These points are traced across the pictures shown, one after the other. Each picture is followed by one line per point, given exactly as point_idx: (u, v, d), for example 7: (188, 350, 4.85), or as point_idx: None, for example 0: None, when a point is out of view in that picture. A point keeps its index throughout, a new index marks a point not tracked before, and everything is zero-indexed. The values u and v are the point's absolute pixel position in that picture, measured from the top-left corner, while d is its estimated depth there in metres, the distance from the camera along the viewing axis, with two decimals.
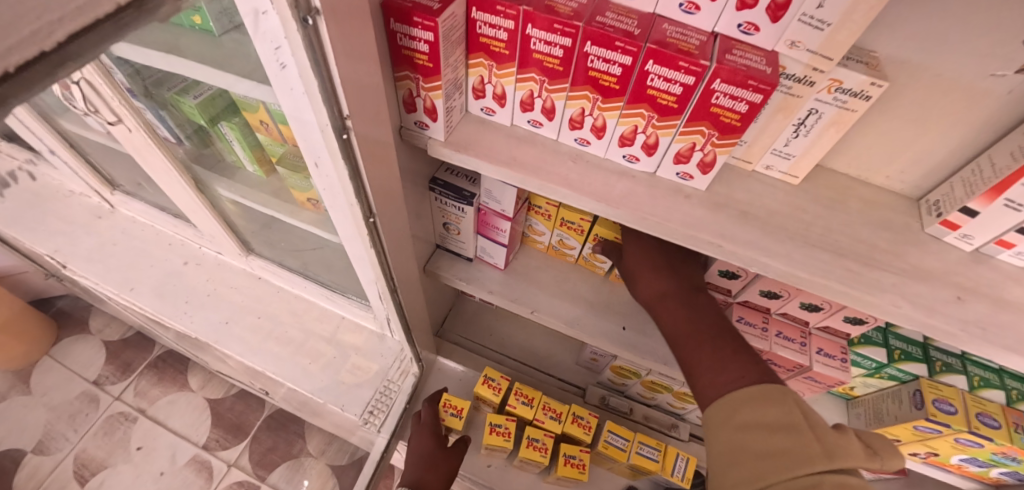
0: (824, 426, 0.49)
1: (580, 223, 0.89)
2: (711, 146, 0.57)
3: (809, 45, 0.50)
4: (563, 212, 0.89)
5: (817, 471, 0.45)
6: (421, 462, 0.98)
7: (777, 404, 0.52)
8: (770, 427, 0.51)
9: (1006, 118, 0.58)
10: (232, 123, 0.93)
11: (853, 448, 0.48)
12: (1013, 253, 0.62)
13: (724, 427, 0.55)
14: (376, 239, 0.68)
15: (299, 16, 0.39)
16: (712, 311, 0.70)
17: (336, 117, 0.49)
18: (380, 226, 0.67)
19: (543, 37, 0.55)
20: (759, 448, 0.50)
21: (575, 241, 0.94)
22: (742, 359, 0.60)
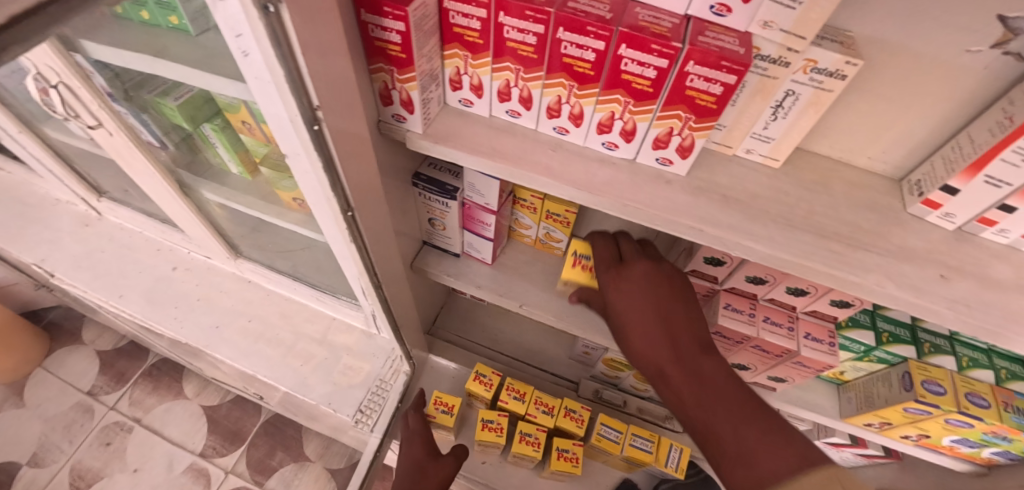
0: None
1: (565, 215, 0.89)
2: (689, 130, 0.57)
3: (782, 24, 0.50)
4: (547, 203, 0.88)
5: None
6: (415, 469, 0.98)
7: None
8: None
9: (983, 94, 0.58)
10: (215, 125, 0.93)
11: None
12: (996, 230, 0.63)
13: None
14: (357, 234, 0.68)
15: (259, 5, 0.38)
16: (724, 376, 0.57)
17: (307, 108, 0.48)
18: (359, 221, 0.66)
19: (516, 25, 0.54)
20: None
21: (562, 234, 0.94)
22: (779, 443, 0.47)
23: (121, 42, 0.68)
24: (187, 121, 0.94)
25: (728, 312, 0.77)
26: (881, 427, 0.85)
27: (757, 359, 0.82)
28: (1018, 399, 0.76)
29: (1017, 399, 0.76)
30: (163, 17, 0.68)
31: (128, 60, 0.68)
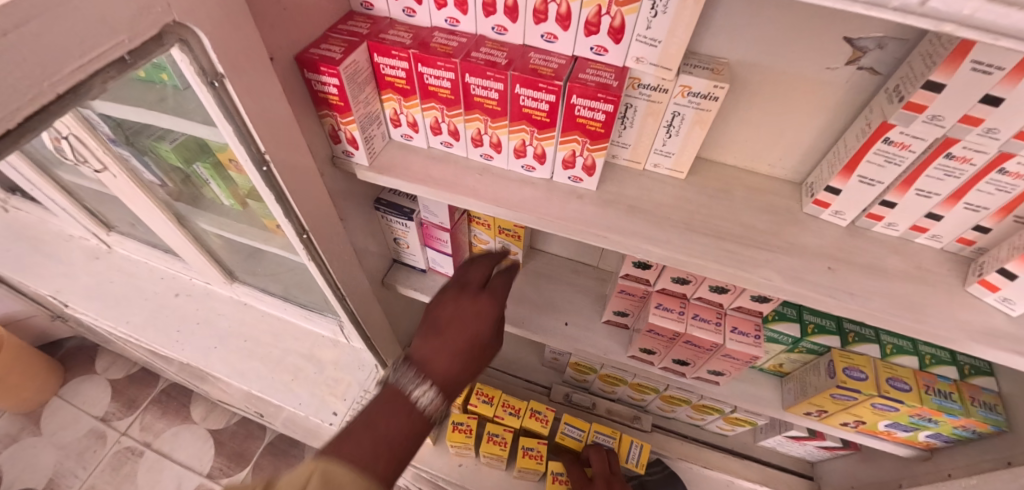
0: None
1: (515, 229, 0.97)
2: (588, 151, 0.66)
3: (650, 59, 0.59)
4: (500, 222, 0.98)
5: None
6: (397, 402, 0.60)
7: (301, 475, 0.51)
8: None
9: (851, 104, 0.66)
10: (207, 165, 1.04)
11: None
12: (885, 225, 0.71)
13: None
14: (314, 253, 0.78)
15: (206, 80, 0.52)
16: None
17: (255, 153, 0.60)
18: (315, 241, 0.77)
19: (433, 73, 0.65)
20: None
21: (516, 247, 1.03)
22: None
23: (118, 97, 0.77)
24: (181, 161, 1.05)
25: (658, 311, 0.84)
26: (819, 415, 0.90)
27: (692, 354, 0.88)
28: (940, 383, 0.81)
29: (938, 382, 0.81)
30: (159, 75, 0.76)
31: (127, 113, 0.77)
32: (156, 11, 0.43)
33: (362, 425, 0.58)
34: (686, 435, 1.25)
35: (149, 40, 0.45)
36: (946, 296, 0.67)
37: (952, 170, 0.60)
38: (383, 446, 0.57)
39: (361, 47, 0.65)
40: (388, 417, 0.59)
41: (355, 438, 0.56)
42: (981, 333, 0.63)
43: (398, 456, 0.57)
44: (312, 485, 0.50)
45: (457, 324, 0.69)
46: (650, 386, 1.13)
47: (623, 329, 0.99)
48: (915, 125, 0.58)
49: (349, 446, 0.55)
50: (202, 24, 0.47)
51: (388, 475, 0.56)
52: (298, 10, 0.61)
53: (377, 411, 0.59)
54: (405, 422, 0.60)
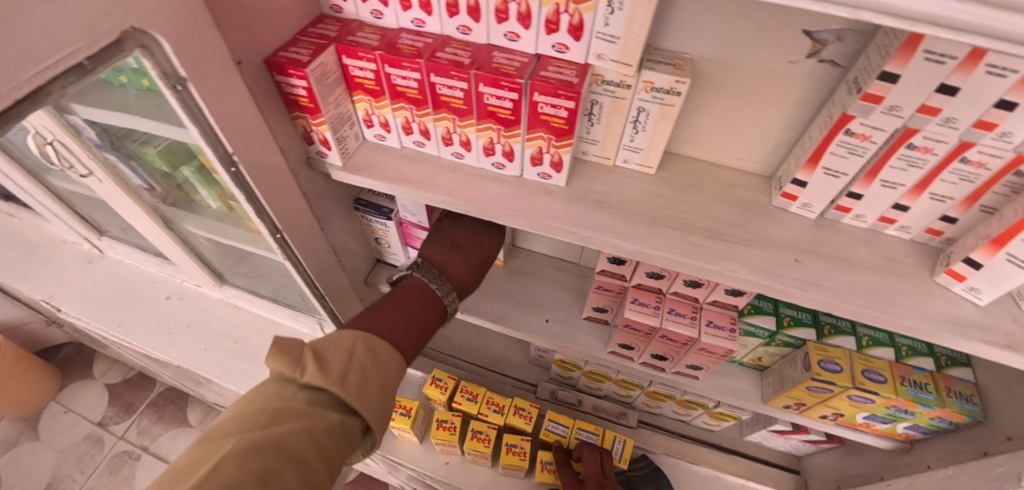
0: (296, 405, 0.59)
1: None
2: (554, 148, 0.67)
3: (611, 56, 0.59)
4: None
5: (274, 425, 0.57)
6: (426, 295, 0.78)
7: (346, 339, 0.66)
8: (310, 402, 0.60)
9: (815, 96, 0.66)
10: (193, 169, 1.03)
11: (290, 424, 0.57)
12: (854, 216, 0.71)
13: (298, 415, 0.59)
14: (288, 251, 0.83)
15: (169, 84, 0.53)
16: None
17: (223, 154, 0.63)
18: (289, 240, 0.81)
19: (400, 74, 0.66)
20: (271, 427, 0.57)
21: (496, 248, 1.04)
22: None
23: (96, 102, 0.76)
24: (168, 165, 1.04)
25: (634, 306, 0.85)
26: (797, 408, 0.91)
27: (669, 348, 0.88)
28: (916, 374, 0.81)
29: (914, 374, 0.81)
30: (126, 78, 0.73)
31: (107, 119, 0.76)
32: (114, 18, 0.44)
33: (396, 308, 0.74)
34: (673, 431, 1.26)
35: (108, 46, 0.46)
36: (914, 286, 0.67)
37: (915, 161, 0.60)
38: (416, 325, 0.74)
39: (329, 49, 0.66)
40: (418, 305, 0.76)
41: (391, 318, 0.72)
42: (948, 322, 0.63)
43: (421, 337, 0.75)
44: (358, 351, 0.64)
45: (473, 248, 0.87)
46: (635, 382, 1.13)
47: (603, 325, 1.00)
48: (875, 117, 0.58)
49: (387, 325, 0.71)
50: (162, 30, 0.48)
51: (411, 353, 0.72)
52: (265, 14, 0.62)
53: (409, 299, 0.76)
54: (429, 312, 0.77)
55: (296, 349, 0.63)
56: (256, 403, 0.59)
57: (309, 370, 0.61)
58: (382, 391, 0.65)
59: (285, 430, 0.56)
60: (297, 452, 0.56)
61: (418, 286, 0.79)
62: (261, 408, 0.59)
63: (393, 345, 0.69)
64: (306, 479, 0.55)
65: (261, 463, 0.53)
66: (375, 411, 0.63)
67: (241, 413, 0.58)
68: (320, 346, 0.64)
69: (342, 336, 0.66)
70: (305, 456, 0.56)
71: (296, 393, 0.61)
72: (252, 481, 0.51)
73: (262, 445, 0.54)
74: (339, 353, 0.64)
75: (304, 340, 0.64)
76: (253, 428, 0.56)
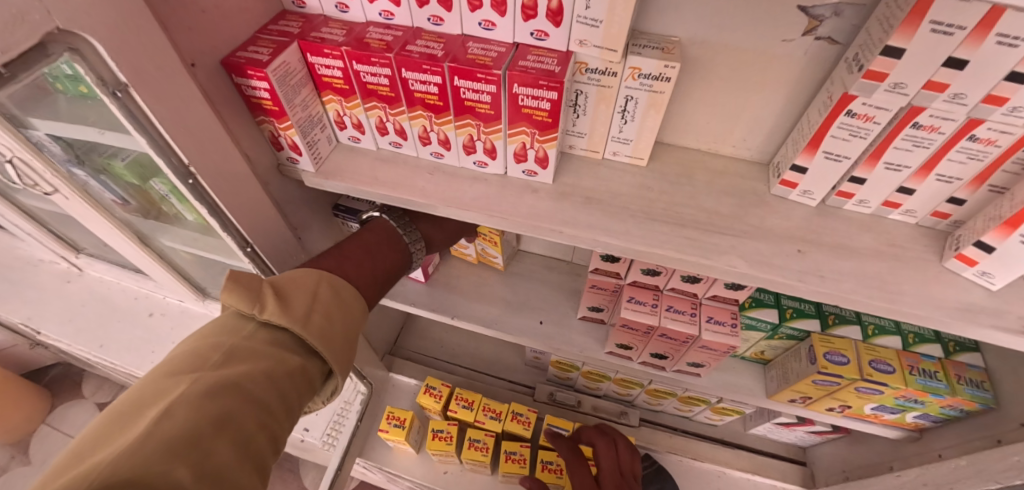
0: (254, 346, 0.52)
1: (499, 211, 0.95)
2: (538, 143, 0.63)
3: (594, 41, 0.55)
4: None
5: (230, 366, 0.49)
6: (393, 241, 0.74)
7: (308, 278, 0.61)
8: (270, 344, 0.54)
9: (811, 78, 0.63)
10: (163, 182, 0.89)
11: (249, 368, 0.50)
12: (856, 202, 0.68)
13: (257, 355, 0.52)
14: (261, 263, 0.79)
15: (108, 91, 0.49)
16: None
17: (178, 165, 0.59)
18: (260, 253, 0.77)
19: (369, 70, 0.61)
20: (226, 367, 0.49)
21: (495, 251, 1.00)
22: None
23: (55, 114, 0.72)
24: (136, 178, 0.91)
25: (631, 305, 0.81)
26: (804, 401, 0.88)
27: (668, 346, 0.85)
28: (924, 362, 0.78)
29: (922, 362, 0.77)
30: (76, 87, 0.66)
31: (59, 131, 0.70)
32: (32, 19, 0.39)
33: (363, 252, 0.70)
34: (675, 428, 1.24)
35: (29, 52, 0.42)
36: (922, 273, 0.64)
37: (920, 140, 0.57)
38: (381, 272, 0.70)
39: (291, 46, 0.61)
40: (386, 250, 0.72)
41: (357, 260, 0.68)
42: (957, 310, 0.60)
43: (386, 285, 0.71)
44: (323, 291, 0.60)
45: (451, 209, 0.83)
46: (635, 381, 1.10)
47: (599, 324, 0.96)
48: (878, 96, 0.54)
49: (352, 268, 0.66)
50: (92, 31, 0.44)
51: (373, 301, 0.68)
52: (219, 11, 0.57)
53: (376, 243, 0.72)
54: (396, 260, 0.73)
55: (254, 285, 0.57)
56: (207, 341, 0.51)
57: (269, 307, 0.55)
58: (348, 336, 0.60)
59: (243, 370, 0.49)
60: (259, 396, 0.49)
61: (388, 231, 0.75)
62: (214, 347, 0.51)
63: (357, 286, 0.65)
64: (267, 425, 0.49)
65: (220, 405, 0.46)
66: (341, 354, 0.58)
67: (188, 352, 0.50)
68: (279, 283, 0.58)
69: (304, 274, 0.61)
70: (266, 399, 0.49)
71: (255, 332, 0.54)
72: (209, 426, 0.44)
73: (220, 385, 0.47)
74: (302, 292, 0.58)
75: (260, 277, 0.58)
76: (203, 367, 0.48)
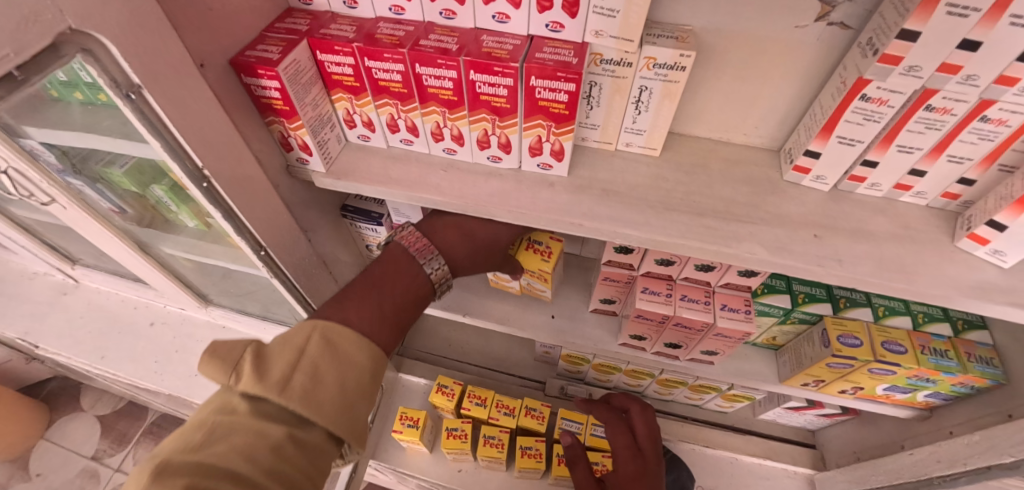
0: (237, 419, 0.50)
1: (549, 243, 0.87)
2: (554, 136, 0.62)
3: (610, 32, 0.55)
4: (528, 233, 0.87)
5: (211, 444, 0.47)
6: (403, 273, 0.66)
7: (301, 334, 0.56)
8: (256, 413, 0.51)
9: (823, 63, 0.63)
10: (164, 188, 0.87)
11: (230, 443, 0.47)
12: (868, 185, 0.69)
13: (240, 427, 0.49)
14: (274, 267, 0.78)
15: (122, 94, 0.48)
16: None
17: (191, 169, 0.58)
18: (274, 256, 0.76)
19: (381, 67, 0.60)
20: (206, 444, 0.47)
21: (542, 286, 0.93)
22: None
23: (54, 121, 0.69)
24: (137, 185, 0.89)
25: (646, 296, 0.81)
26: (817, 385, 0.89)
27: (683, 335, 0.85)
28: (935, 341, 0.79)
29: (933, 342, 0.79)
30: (79, 93, 0.65)
31: (66, 139, 0.67)
32: (46, 18, 0.38)
33: (369, 289, 0.63)
34: (685, 416, 1.25)
35: (43, 53, 0.42)
36: (937, 254, 0.65)
37: (933, 122, 0.57)
38: (389, 311, 0.62)
39: (301, 44, 0.60)
40: (395, 282, 0.65)
41: (358, 302, 0.61)
42: (973, 289, 0.61)
43: (403, 319, 0.64)
44: (314, 347, 0.55)
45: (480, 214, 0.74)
46: (646, 372, 1.11)
47: (611, 316, 0.97)
48: (892, 79, 0.54)
49: (353, 313, 0.60)
50: (105, 31, 0.43)
51: (392, 341, 0.62)
52: (227, 10, 0.56)
53: (382, 277, 0.65)
54: (407, 291, 0.66)
55: (236, 352, 0.54)
56: (193, 420, 0.50)
57: (246, 377, 0.52)
58: (345, 392, 0.55)
59: (223, 448, 0.47)
60: (240, 473, 0.46)
61: (401, 259, 0.67)
62: (199, 424, 0.49)
63: (365, 334, 0.59)
64: None
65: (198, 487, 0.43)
66: (338, 414, 0.53)
67: (175, 435, 0.48)
68: (265, 346, 0.55)
69: (295, 331, 0.57)
70: (250, 475, 0.46)
71: (241, 403, 0.52)
72: None
73: (198, 468, 0.45)
74: (287, 352, 0.54)
75: (247, 341, 0.55)
76: (185, 448, 0.47)
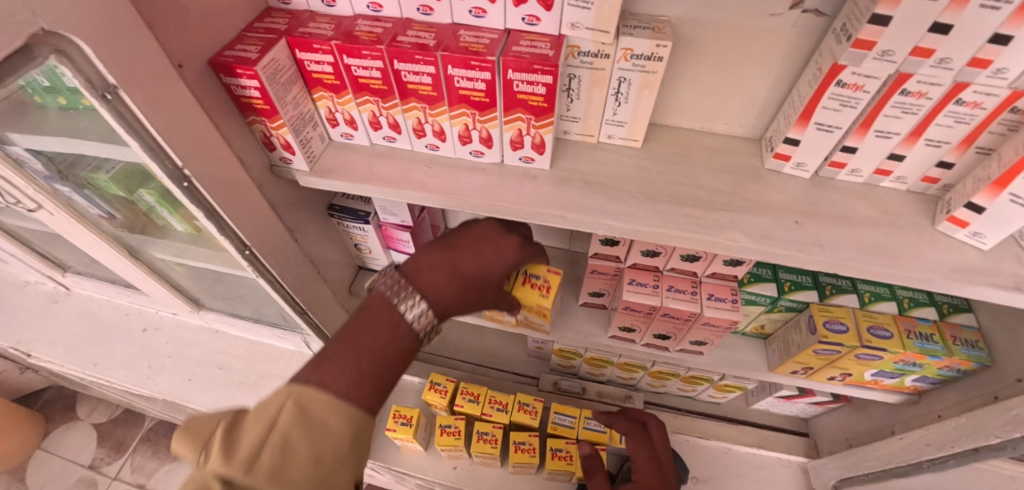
0: None
1: (546, 277, 0.77)
2: (534, 129, 0.63)
3: (586, 23, 0.55)
4: (521, 267, 0.78)
5: None
6: (387, 321, 0.54)
7: (272, 406, 0.48)
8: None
9: (800, 51, 0.63)
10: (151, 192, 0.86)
11: None
12: (849, 171, 0.69)
13: None
14: (261, 266, 0.78)
15: (97, 94, 0.48)
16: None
17: (171, 168, 0.58)
18: (259, 256, 0.76)
19: (360, 64, 0.60)
20: None
21: (541, 320, 0.85)
22: None
23: (34, 125, 0.68)
24: (123, 190, 0.87)
25: (633, 287, 0.81)
26: (806, 372, 0.89)
27: (672, 326, 0.86)
28: (921, 325, 0.79)
29: (919, 325, 0.79)
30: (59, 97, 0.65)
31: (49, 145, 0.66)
32: (18, 20, 0.39)
33: (343, 346, 0.53)
34: (679, 408, 1.25)
35: (15, 53, 0.42)
36: (917, 238, 0.65)
37: (909, 107, 0.58)
38: (371, 371, 0.52)
39: (279, 43, 0.60)
40: (376, 333, 0.54)
41: (334, 363, 0.51)
42: (954, 271, 0.61)
43: (385, 376, 0.53)
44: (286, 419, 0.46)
45: (470, 247, 0.61)
46: (638, 364, 1.11)
47: (600, 309, 0.98)
48: (867, 64, 0.55)
49: (327, 379, 0.50)
50: (78, 33, 0.43)
51: (373, 401, 0.51)
52: (205, 9, 0.56)
53: (363, 328, 0.54)
54: (393, 343, 0.55)
55: (206, 430, 0.47)
56: None
57: (207, 459, 0.44)
58: (325, 467, 0.46)
59: None
60: None
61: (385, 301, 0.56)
62: None
63: (343, 400, 0.49)
64: None
65: None
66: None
67: None
68: (237, 421, 0.47)
69: (268, 401, 0.48)
70: None
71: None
72: None
73: None
74: (254, 426, 0.46)
75: (219, 416, 0.48)
76: None
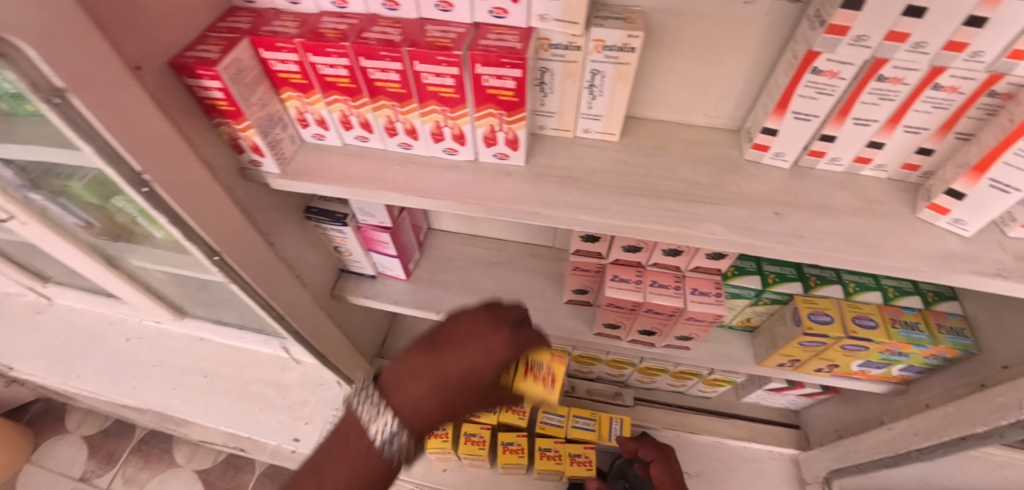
0: None
1: (551, 366, 0.68)
2: (507, 124, 0.61)
3: (555, 15, 0.54)
4: (524, 355, 0.69)
5: None
6: (360, 445, 0.64)
7: None
8: None
9: (774, 38, 0.62)
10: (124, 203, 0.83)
11: None
12: (828, 160, 0.68)
13: None
14: (232, 272, 0.76)
15: (44, 98, 0.46)
16: None
17: (129, 173, 0.56)
18: (230, 261, 0.74)
19: (326, 62, 0.59)
20: None
21: None
22: None
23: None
24: (98, 198, 0.84)
25: (615, 283, 0.80)
26: (792, 364, 0.89)
27: (656, 321, 0.84)
28: (906, 315, 0.79)
29: (904, 315, 0.78)
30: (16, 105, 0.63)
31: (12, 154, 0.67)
32: None
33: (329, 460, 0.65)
34: (669, 404, 1.23)
35: None
36: (899, 226, 0.64)
37: (886, 93, 0.57)
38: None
39: (241, 42, 0.58)
40: (349, 454, 0.64)
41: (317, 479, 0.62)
42: (935, 258, 0.61)
43: None
44: None
45: (454, 353, 0.65)
46: (627, 361, 1.10)
47: (585, 306, 0.96)
48: (841, 51, 0.54)
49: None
50: (23, 36, 0.40)
51: None
52: (164, 9, 0.54)
53: (342, 445, 0.65)
54: (365, 462, 0.64)
55: None
56: None
57: None
58: None
59: None
60: None
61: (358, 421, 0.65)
62: None
63: None
64: None
65: None
66: None
67: None
68: None
69: None
70: None
71: None
72: None
73: None
74: None
75: None
76: None
